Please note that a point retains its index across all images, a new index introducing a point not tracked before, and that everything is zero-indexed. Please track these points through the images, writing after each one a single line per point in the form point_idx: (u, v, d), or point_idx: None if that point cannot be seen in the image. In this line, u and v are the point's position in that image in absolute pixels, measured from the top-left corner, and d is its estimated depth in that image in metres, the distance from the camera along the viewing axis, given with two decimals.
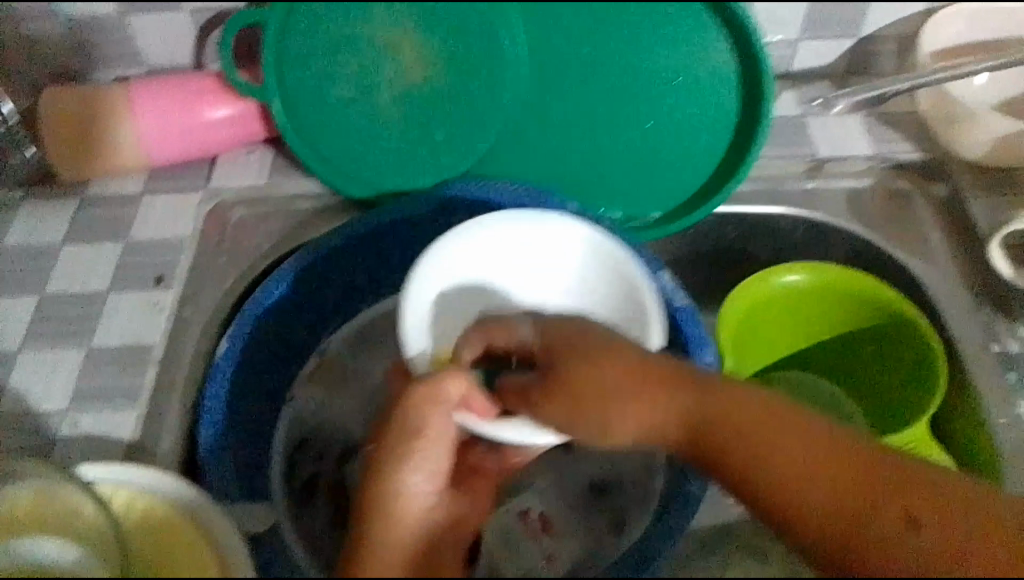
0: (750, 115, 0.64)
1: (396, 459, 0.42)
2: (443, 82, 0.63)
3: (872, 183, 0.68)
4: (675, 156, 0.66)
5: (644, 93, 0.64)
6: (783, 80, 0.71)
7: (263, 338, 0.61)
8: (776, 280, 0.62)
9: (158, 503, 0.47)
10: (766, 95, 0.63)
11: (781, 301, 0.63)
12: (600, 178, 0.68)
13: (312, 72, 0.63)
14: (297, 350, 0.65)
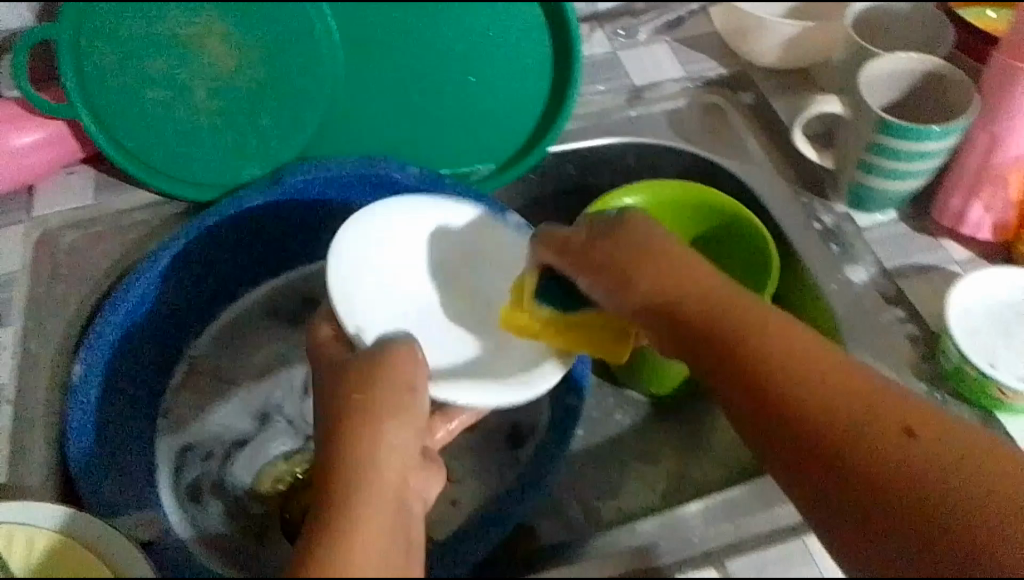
0: (563, 54, 0.66)
1: (372, 420, 0.38)
2: (257, 66, 0.63)
3: (686, 102, 0.73)
4: (503, 107, 0.68)
5: (461, 46, 0.66)
6: (588, 21, 0.75)
7: (123, 358, 0.58)
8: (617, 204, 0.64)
9: (60, 537, 0.44)
10: (571, 30, 0.65)
11: None
12: (434, 140, 0.68)
13: (119, 77, 0.60)
14: (156, 362, 0.62)
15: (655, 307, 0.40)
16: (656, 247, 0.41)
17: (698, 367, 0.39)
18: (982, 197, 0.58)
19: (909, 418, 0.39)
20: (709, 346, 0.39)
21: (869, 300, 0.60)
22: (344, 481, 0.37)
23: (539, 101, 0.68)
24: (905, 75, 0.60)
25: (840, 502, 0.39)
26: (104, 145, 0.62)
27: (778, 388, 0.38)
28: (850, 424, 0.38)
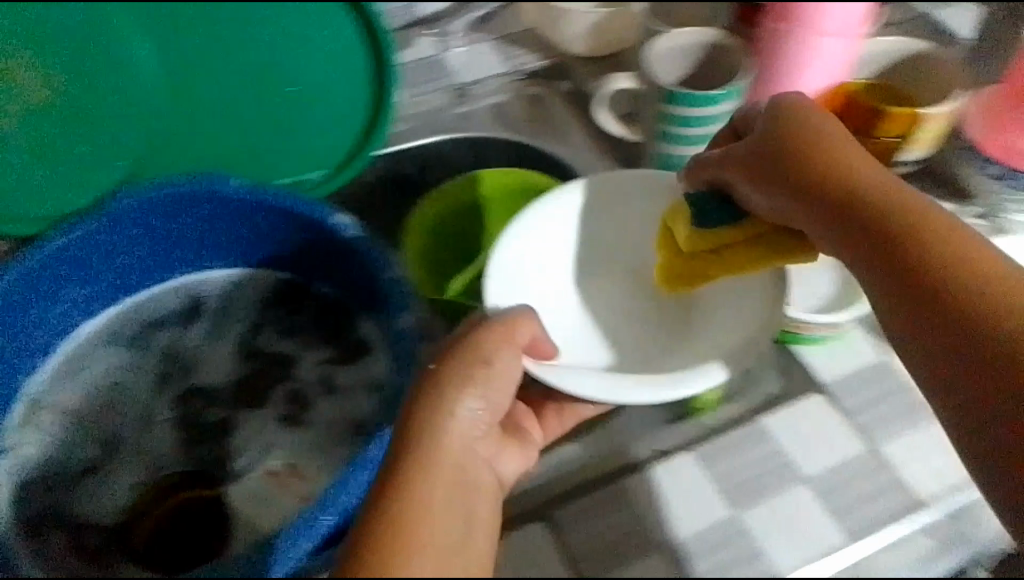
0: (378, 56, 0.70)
1: (448, 385, 0.40)
2: (68, 85, 0.63)
3: (509, 96, 0.76)
4: (326, 114, 0.70)
5: (276, 68, 0.71)
6: (411, 26, 0.77)
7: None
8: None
9: None
10: (383, 33, 0.70)
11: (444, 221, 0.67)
12: (263, 153, 0.68)
13: None
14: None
15: (760, 157, 0.47)
16: (825, 112, 0.47)
17: (781, 191, 0.46)
18: None
19: (928, 220, 0.43)
20: (783, 160, 0.46)
21: None
22: (416, 458, 0.37)
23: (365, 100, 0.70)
24: (686, 49, 0.63)
25: (883, 269, 0.43)
26: None
27: (856, 200, 0.44)
28: (891, 216, 0.43)
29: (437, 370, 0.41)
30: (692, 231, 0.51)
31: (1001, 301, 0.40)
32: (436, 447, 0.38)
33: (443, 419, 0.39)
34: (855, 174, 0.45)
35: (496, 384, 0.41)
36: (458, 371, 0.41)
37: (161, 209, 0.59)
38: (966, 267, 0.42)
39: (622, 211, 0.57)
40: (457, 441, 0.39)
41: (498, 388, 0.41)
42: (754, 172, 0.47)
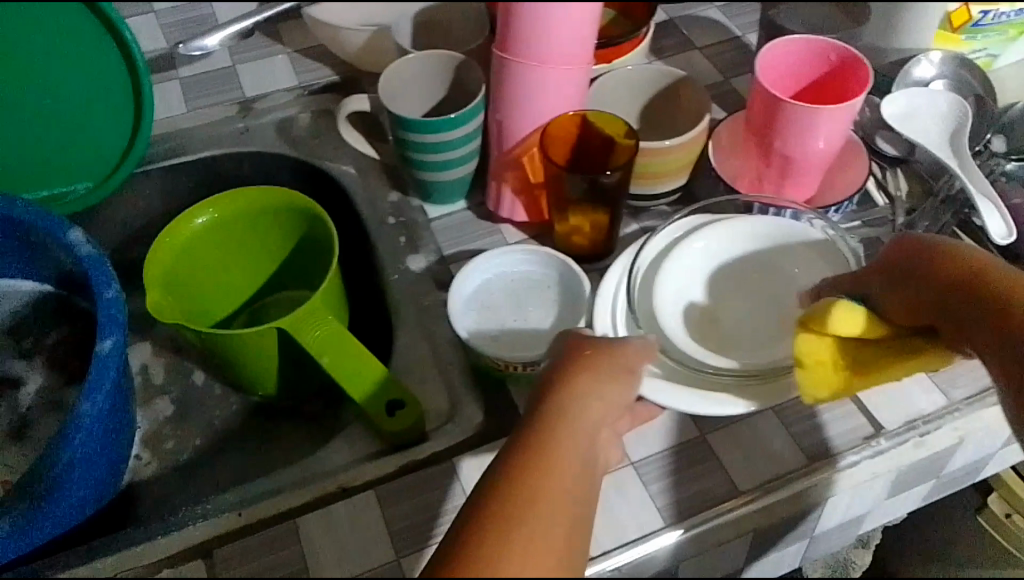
0: (131, 67, 0.69)
1: (580, 386, 0.40)
2: None
3: (297, 109, 0.75)
4: (78, 133, 0.69)
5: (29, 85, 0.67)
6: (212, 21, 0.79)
7: None
8: (191, 222, 0.65)
9: None
10: (134, 48, 0.68)
11: (202, 244, 0.66)
12: (20, 170, 0.68)
13: None
14: None
15: (881, 267, 0.48)
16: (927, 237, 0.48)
17: (900, 305, 0.47)
18: (506, 183, 0.62)
19: (1011, 291, 0.44)
20: (902, 273, 0.47)
21: (421, 285, 0.62)
22: (539, 435, 0.38)
23: (129, 111, 0.70)
24: (430, 68, 0.63)
25: (994, 354, 0.43)
26: None
27: (968, 284, 0.45)
28: (1005, 281, 0.44)
29: (585, 357, 0.42)
30: (847, 332, 0.47)
31: None
32: (567, 418, 0.39)
33: (568, 416, 0.39)
34: (956, 248, 0.46)
35: (618, 394, 0.41)
36: (601, 362, 0.42)
37: None
38: None
39: (733, 251, 0.57)
40: (579, 439, 0.38)
41: (611, 394, 0.41)
42: (892, 271, 0.48)
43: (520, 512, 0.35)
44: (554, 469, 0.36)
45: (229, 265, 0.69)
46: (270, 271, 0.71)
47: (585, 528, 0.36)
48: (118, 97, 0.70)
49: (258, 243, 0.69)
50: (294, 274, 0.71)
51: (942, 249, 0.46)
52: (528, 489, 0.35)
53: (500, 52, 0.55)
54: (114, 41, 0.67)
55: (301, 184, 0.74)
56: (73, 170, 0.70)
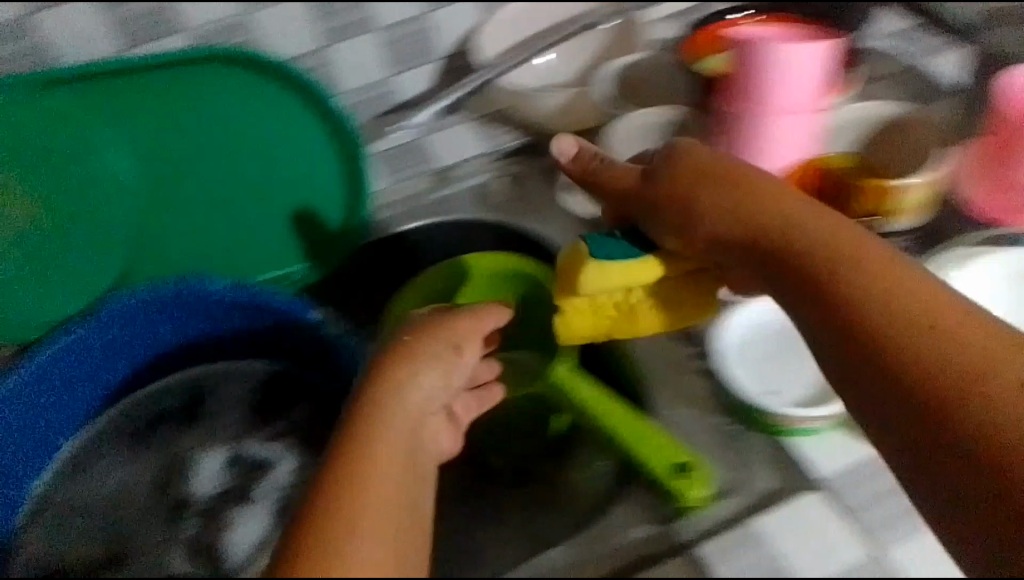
0: (343, 143, 0.70)
1: (420, 350, 0.38)
2: (44, 214, 0.56)
3: (490, 176, 0.77)
4: (296, 213, 0.71)
5: (251, 169, 0.69)
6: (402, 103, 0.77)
7: None
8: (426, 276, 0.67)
9: None
10: (347, 126, 0.69)
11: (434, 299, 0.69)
12: (245, 249, 0.71)
13: None
14: None
15: (679, 200, 0.44)
16: (714, 171, 0.45)
17: (720, 249, 0.44)
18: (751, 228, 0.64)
19: (803, 218, 0.43)
20: (706, 197, 0.44)
21: (665, 344, 0.63)
22: (363, 416, 0.34)
23: (342, 188, 0.72)
24: (646, 134, 0.67)
25: (821, 305, 0.42)
26: None
27: (778, 242, 0.43)
28: (836, 237, 0.42)
29: (408, 342, 0.39)
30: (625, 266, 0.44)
31: (858, 285, 0.41)
32: (394, 389, 0.36)
33: (393, 395, 0.35)
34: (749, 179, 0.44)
35: (437, 383, 0.37)
36: (439, 334, 0.40)
37: (162, 319, 0.64)
38: (992, 351, 0.40)
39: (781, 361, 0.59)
40: (415, 421, 0.35)
41: (434, 374, 0.37)
42: (740, 195, 0.44)
43: (345, 515, 0.30)
44: (373, 467, 0.31)
45: None
46: None
47: (424, 498, 0.33)
48: (331, 176, 0.71)
49: None
50: None
51: (739, 169, 0.45)
52: (370, 455, 0.32)
53: (725, 107, 0.61)
54: (327, 121, 0.69)
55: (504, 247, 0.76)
56: (288, 247, 0.72)
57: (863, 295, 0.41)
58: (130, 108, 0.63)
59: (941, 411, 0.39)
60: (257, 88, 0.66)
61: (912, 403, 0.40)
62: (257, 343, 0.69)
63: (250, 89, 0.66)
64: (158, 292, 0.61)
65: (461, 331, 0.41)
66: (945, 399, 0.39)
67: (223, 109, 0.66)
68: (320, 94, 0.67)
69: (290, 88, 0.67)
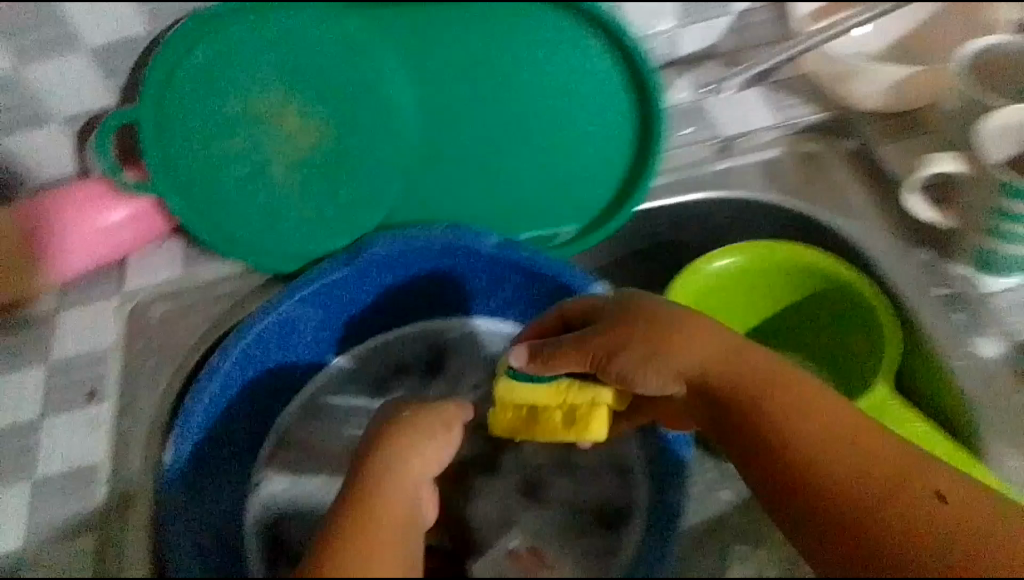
0: (643, 111, 0.66)
1: (391, 455, 0.41)
2: (336, 137, 0.63)
3: (780, 152, 0.70)
4: (576, 168, 0.67)
5: (539, 116, 0.65)
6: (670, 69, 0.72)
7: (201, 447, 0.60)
8: (710, 264, 0.65)
9: None
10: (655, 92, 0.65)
11: (714, 287, 0.66)
12: (521, 203, 0.67)
13: (210, 99, 0.60)
14: (237, 424, 0.64)
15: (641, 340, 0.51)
16: (669, 320, 0.52)
17: (672, 376, 0.51)
18: None
19: (810, 400, 0.48)
20: (651, 336, 0.51)
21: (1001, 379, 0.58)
22: (359, 509, 0.39)
23: (629, 147, 0.67)
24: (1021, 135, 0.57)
25: (756, 463, 0.49)
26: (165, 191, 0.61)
27: (720, 401, 0.50)
28: (768, 381, 0.49)
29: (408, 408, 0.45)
30: (546, 388, 0.57)
31: (793, 434, 0.47)
32: (388, 474, 0.40)
33: (391, 475, 0.41)
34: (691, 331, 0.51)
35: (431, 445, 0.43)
36: (417, 429, 0.43)
37: (428, 259, 0.66)
38: (919, 496, 0.46)
39: None
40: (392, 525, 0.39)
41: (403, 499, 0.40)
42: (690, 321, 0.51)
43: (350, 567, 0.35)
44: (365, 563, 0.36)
45: (730, 314, 0.68)
46: (759, 327, 0.70)
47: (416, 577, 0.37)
48: (619, 133, 0.66)
49: (759, 295, 0.68)
50: (779, 336, 0.70)
51: (680, 319, 0.52)
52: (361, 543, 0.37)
53: None
54: (634, 85, 0.65)
55: (792, 232, 0.70)
56: (563, 207, 0.68)
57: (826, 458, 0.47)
58: (429, 46, 0.62)
59: (853, 546, 0.46)
60: (560, 30, 0.63)
61: (825, 534, 0.47)
62: (511, 304, 0.70)
63: (551, 30, 0.63)
64: (423, 239, 0.64)
65: (434, 417, 0.44)
66: (866, 537, 0.46)
67: (534, 58, 0.63)
68: (624, 37, 0.62)
69: (591, 30, 0.63)
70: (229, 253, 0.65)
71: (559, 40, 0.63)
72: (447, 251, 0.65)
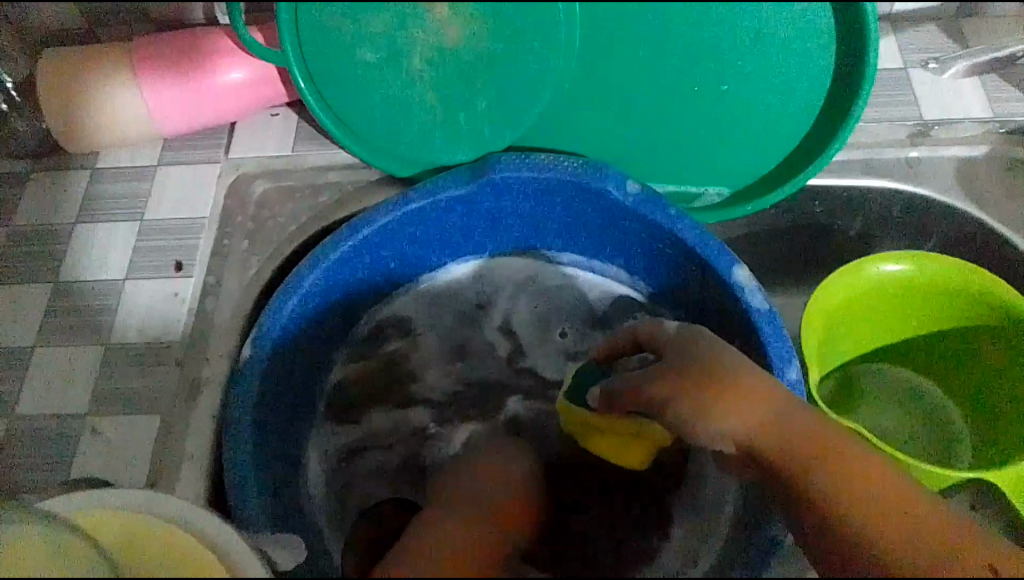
0: (850, 79, 0.55)
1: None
2: (486, 40, 0.54)
3: (987, 151, 0.59)
4: (746, 126, 0.58)
5: (724, 60, 0.55)
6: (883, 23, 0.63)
7: (278, 346, 0.56)
8: (870, 270, 0.56)
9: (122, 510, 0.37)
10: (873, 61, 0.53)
11: (870, 294, 0.57)
12: (672, 149, 0.59)
13: None
14: (317, 330, 0.61)
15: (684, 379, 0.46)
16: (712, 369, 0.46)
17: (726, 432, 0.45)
18: None
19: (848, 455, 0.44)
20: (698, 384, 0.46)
21: None
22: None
23: (814, 113, 0.57)
24: None
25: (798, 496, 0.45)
26: (293, 64, 0.56)
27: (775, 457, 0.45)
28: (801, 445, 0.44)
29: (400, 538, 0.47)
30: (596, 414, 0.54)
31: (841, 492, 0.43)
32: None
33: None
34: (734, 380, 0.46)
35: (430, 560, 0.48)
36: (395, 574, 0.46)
37: (553, 194, 0.59)
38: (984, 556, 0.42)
39: None
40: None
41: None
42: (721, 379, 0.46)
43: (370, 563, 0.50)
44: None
45: (877, 324, 0.60)
46: (906, 345, 0.61)
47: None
48: (811, 96, 0.56)
49: (917, 315, 0.58)
50: (924, 359, 0.61)
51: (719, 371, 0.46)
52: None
53: None
54: (850, 46, 0.54)
55: (973, 249, 0.60)
56: (717, 165, 0.59)
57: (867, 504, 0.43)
58: None
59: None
60: None
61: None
62: (629, 256, 0.63)
63: None
64: (553, 176, 0.57)
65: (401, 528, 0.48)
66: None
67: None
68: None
69: None
70: (347, 142, 0.60)
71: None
72: (580, 190, 0.57)
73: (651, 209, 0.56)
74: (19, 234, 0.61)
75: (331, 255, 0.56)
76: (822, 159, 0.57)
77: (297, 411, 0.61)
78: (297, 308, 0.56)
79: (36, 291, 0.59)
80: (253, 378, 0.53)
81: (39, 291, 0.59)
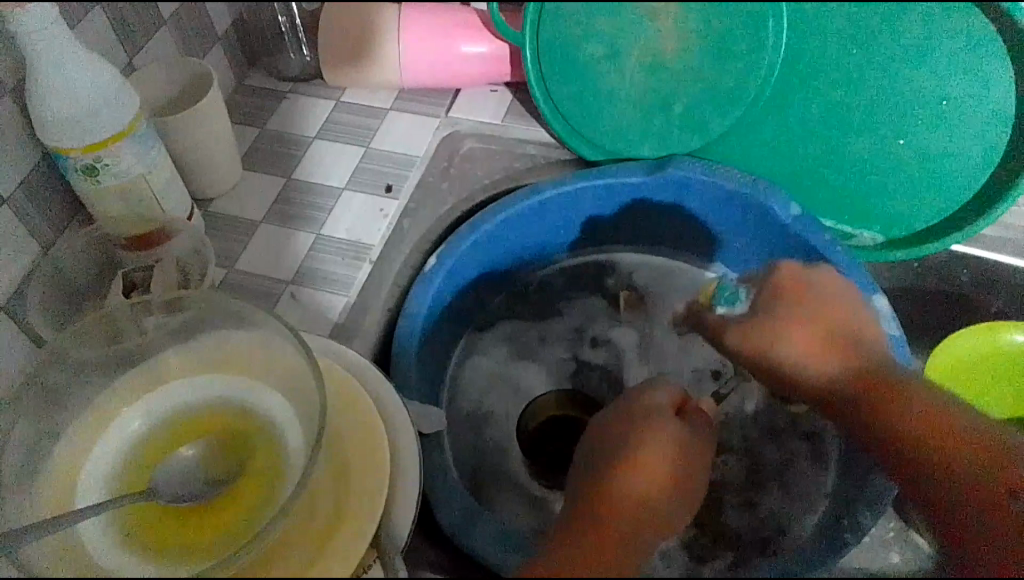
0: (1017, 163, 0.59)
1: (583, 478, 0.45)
2: (696, 58, 0.62)
3: None
4: (908, 182, 0.63)
5: (903, 118, 0.61)
6: None
7: (457, 266, 0.65)
8: (999, 335, 0.60)
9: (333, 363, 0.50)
10: None
11: (998, 363, 0.61)
12: (834, 185, 0.66)
13: None
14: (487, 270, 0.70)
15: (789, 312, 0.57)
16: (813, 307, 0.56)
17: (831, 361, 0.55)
18: None
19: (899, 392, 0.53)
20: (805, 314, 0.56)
21: None
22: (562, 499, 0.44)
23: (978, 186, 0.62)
24: None
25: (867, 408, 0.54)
26: (527, 45, 0.64)
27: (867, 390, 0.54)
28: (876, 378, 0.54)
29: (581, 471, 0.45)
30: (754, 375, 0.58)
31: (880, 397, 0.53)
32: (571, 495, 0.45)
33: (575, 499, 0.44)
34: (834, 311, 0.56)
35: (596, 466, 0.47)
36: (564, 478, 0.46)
37: (723, 199, 0.66)
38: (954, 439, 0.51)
39: None
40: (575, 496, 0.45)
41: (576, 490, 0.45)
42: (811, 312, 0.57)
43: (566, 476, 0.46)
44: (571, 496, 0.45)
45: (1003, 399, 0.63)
46: None
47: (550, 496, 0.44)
48: (977, 168, 0.61)
49: None
50: None
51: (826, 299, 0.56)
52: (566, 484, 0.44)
53: None
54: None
55: None
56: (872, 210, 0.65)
57: (937, 469, 0.51)
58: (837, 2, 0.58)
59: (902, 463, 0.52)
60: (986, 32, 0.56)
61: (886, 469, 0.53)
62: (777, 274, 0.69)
63: (976, 30, 0.56)
64: (726, 182, 0.64)
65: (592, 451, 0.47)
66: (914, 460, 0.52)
67: (931, 60, 0.58)
68: None
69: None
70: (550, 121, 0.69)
71: (977, 47, 0.57)
72: (745, 200, 0.64)
73: (806, 230, 0.62)
74: (268, 134, 0.74)
75: (519, 203, 0.65)
76: (974, 226, 0.61)
77: (451, 332, 0.69)
78: (479, 241, 0.65)
79: (272, 181, 0.71)
80: (432, 284, 0.62)
81: (273, 181, 0.71)
